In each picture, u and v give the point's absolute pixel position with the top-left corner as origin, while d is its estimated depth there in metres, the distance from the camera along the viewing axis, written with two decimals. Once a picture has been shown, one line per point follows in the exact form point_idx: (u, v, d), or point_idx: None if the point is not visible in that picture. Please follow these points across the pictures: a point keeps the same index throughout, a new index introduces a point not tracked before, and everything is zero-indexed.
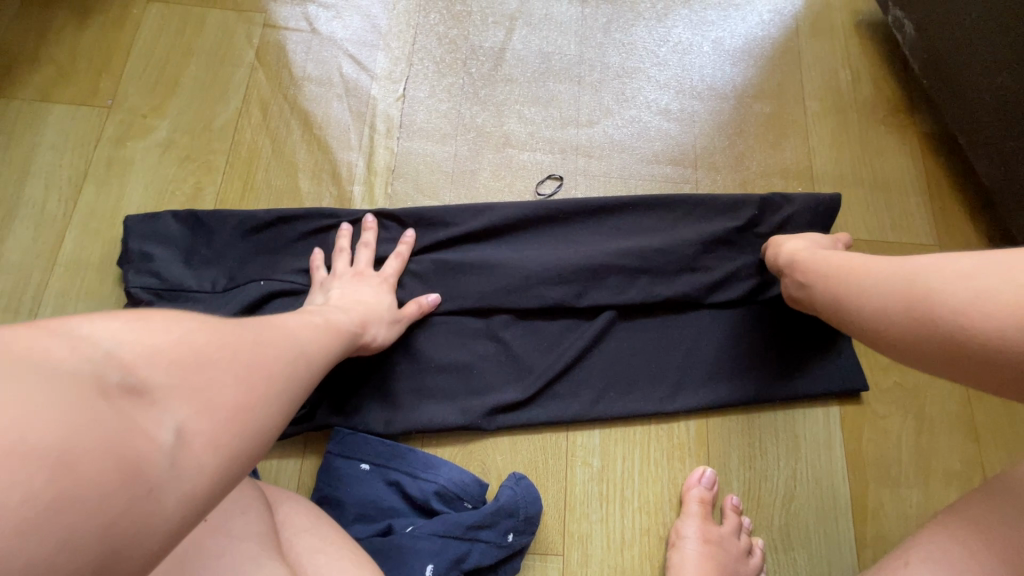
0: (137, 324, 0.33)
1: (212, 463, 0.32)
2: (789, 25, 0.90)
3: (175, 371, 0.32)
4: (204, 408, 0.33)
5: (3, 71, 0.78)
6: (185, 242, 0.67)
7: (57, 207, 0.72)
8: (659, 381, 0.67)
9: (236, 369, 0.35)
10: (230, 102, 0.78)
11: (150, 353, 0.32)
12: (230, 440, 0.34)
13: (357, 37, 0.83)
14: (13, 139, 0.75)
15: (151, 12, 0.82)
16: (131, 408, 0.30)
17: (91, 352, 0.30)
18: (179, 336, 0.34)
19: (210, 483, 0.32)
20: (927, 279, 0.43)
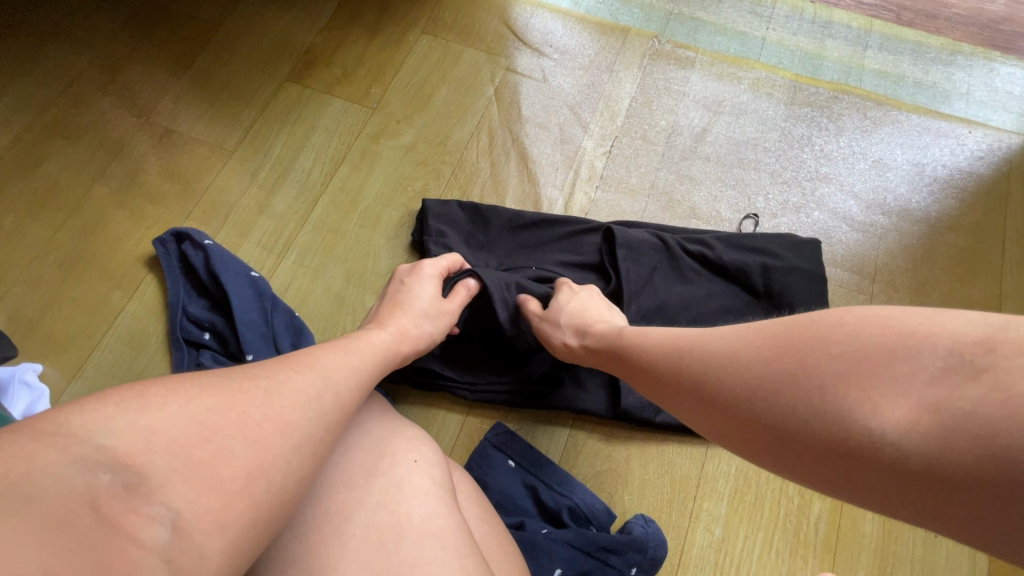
0: (137, 410, 0.38)
1: (221, 540, 0.37)
2: (1001, 166, 0.89)
3: (180, 450, 0.37)
4: (205, 489, 0.37)
5: (306, 67, 0.99)
6: (466, 226, 0.80)
7: (317, 178, 0.90)
8: None
9: (243, 434, 0.40)
10: (466, 125, 0.93)
11: (152, 441, 0.37)
12: (242, 505, 0.38)
13: (580, 93, 0.95)
14: (299, 118, 0.94)
15: (422, 42, 1.00)
16: (126, 506, 0.35)
17: (83, 453, 0.35)
18: (181, 417, 0.38)
19: (223, 560, 0.37)
20: (790, 346, 0.39)
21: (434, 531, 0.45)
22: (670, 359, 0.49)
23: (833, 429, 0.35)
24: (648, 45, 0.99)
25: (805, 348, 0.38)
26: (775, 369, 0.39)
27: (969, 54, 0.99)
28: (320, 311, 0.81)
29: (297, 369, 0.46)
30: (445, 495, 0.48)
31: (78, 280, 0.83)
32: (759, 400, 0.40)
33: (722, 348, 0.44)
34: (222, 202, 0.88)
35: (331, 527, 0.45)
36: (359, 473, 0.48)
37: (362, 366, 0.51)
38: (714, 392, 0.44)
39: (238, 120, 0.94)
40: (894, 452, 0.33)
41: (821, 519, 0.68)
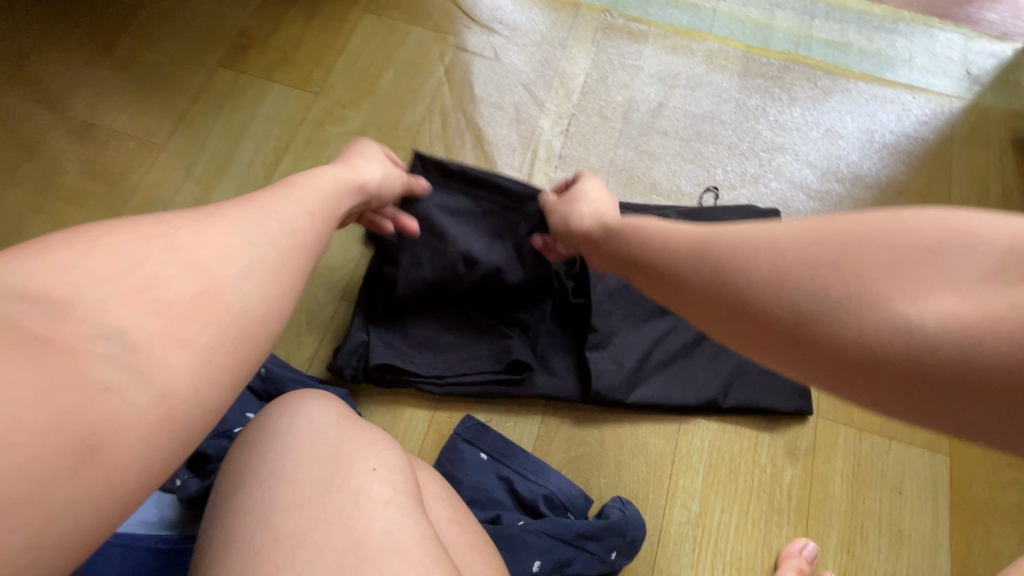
0: (67, 250, 0.32)
1: (188, 353, 0.33)
2: (944, 130, 0.92)
3: (107, 278, 0.32)
4: (156, 311, 0.33)
5: (240, 51, 0.92)
6: None
7: (260, 170, 0.84)
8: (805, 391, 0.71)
9: (181, 259, 0.35)
10: (417, 107, 0.89)
11: (82, 278, 0.32)
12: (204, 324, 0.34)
13: (534, 71, 0.92)
14: (236, 106, 0.88)
15: (365, 22, 0.94)
16: (59, 328, 0.30)
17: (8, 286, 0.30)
18: (101, 253, 0.33)
19: (197, 385, 0.33)
20: (832, 234, 0.32)
21: (398, 544, 0.42)
22: (689, 260, 0.39)
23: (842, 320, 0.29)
24: (600, 19, 0.96)
25: (851, 234, 0.31)
26: (799, 264, 0.32)
27: (910, 21, 1.01)
28: None
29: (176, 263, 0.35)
30: (410, 502, 0.46)
31: None
32: (765, 292, 0.33)
33: (741, 237, 0.37)
34: (156, 201, 0.81)
35: (283, 553, 0.41)
36: (314, 486, 0.44)
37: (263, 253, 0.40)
38: (706, 279, 0.37)
39: (167, 110, 0.87)
40: (925, 341, 0.27)
41: (794, 486, 0.69)
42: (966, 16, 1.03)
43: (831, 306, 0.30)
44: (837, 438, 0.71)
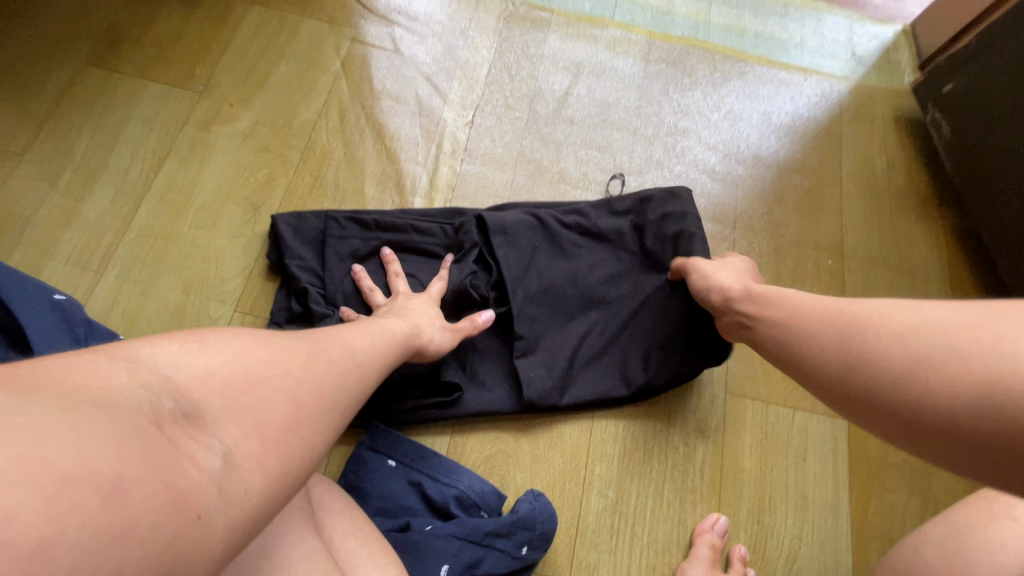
0: (191, 347, 0.33)
1: (264, 478, 0.32)
2: (834, 109, 0.96)
3: (225, 388, 0.32)
4: (253, 429, 0.32)
5: (111, 48, 0.84)
6: (324, 242, 0.72)
7: (138, 176, 0.77)
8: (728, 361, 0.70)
9: (285, 389, 0.35)
10: (313, 103, 0.84)
11: (202, 376, 0.32)
12: (286, 453, 0.34)
13: (436, 62, 0.89)
14: (108, 108, 0.80)
15: (253, 13, 0.88)
16: (185, 433, 0.30)
17: (149, 378, 0.30)
18: (232, 355, 0.34)
19: (258, 507, 0.32)
20: (948, 317, 0.38)
21: (282, 560, 0.42)
22: (835, 333, 0.45)
23: (948, 382, 0.35)
24: (503, 7, 0.95)
25: (963, 316, 0.37)
26: (913, 339, 0.39)
27: (800, 6, 1.05)
28: (156, 329, 0.70)
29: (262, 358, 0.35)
30: (303, 516, 0.46)
31: None
32: (881, 359, 0.40)
33: (874, 306, 0.44)
34: (15, 216, 0.73)
35: None
36: None
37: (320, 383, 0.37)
38: (850, 338, 0.43)
39: (25, 116, 0.78)
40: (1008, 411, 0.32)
41: (705, 463, 0.70)
42: None
43: (904, 368, 0.38)
44: (745, 413, 0.73)
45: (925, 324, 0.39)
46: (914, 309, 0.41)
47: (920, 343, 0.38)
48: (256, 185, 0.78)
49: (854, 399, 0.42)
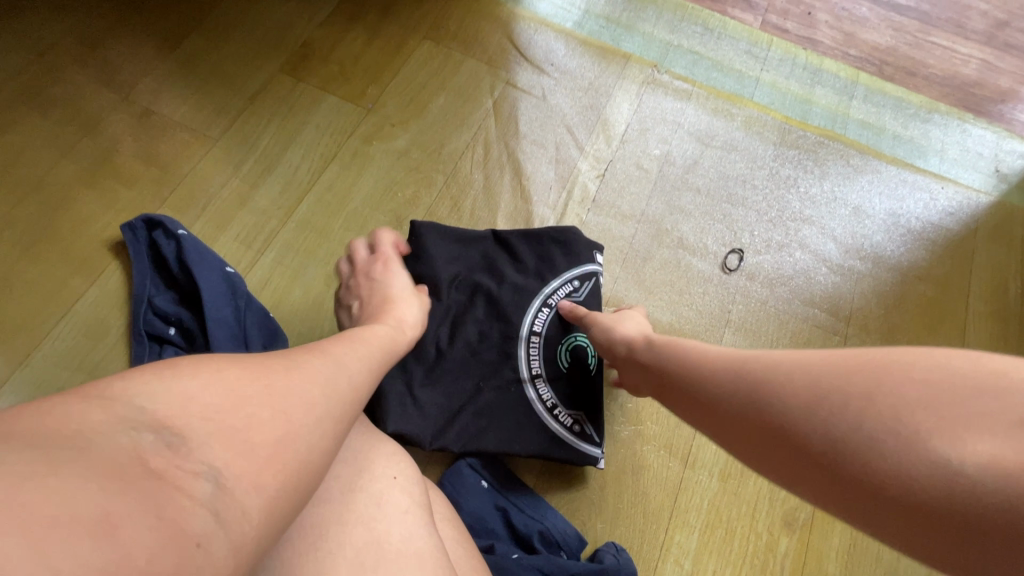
0: (202, 377, 0.35)
1: (259, 510, 0.33)
2: (969, 223, 0.94)
3: (216, 413, 0.34)
4: (242, 451, 0.34)
5: (302, 60, 0.96)
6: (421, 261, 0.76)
7: (305, 174, 0.87)
8: None
9: (276, 403, 0.37)
10: (462, 135, 0.92)
11: (182, 401, 0.34)
12: (275, 474, 0.35)
13: (579, 114, 0.95)
14: (290, 112, 0.91)
15: (424, 47, 0.98)
16: (171, 463, 0.31)
17: (128, 414, 0.32)
18: (220, 387, 0.35)
19: (261, 530, 0.33)
20: (872, 368, 0.38)
21: (413, 551, 0.45)
22: (726, 381, 0.48)
23: (892, 466, 0.35)
24: (648, 73, 1.00)
25: (879, 371, 0.38)
26: (839, 410, 0.38)
27: (944, 113, 1.04)
28: (297, 312, 0.78)
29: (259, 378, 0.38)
30: (422, 514, 0.49)
31: (36, 261, 0.77)
32: (806, 426, 0.40)
33: (779, 361, 0.45)
34: (202, 192, 0.84)
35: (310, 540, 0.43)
36: (337, 486, 0.47)
37: (326, 402, 0.40)
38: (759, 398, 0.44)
39: (225, 108, 0.91)
40: (965, 485, 0.32)
41: (788, 556, 0.69)
42: (997, 114, 1.06)
43: (846, 446, 0.37)
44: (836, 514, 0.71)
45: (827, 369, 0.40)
46: (798, 357, 0.43)
47: (836, 391, 0.39)
48: (403, 200, 0.86)
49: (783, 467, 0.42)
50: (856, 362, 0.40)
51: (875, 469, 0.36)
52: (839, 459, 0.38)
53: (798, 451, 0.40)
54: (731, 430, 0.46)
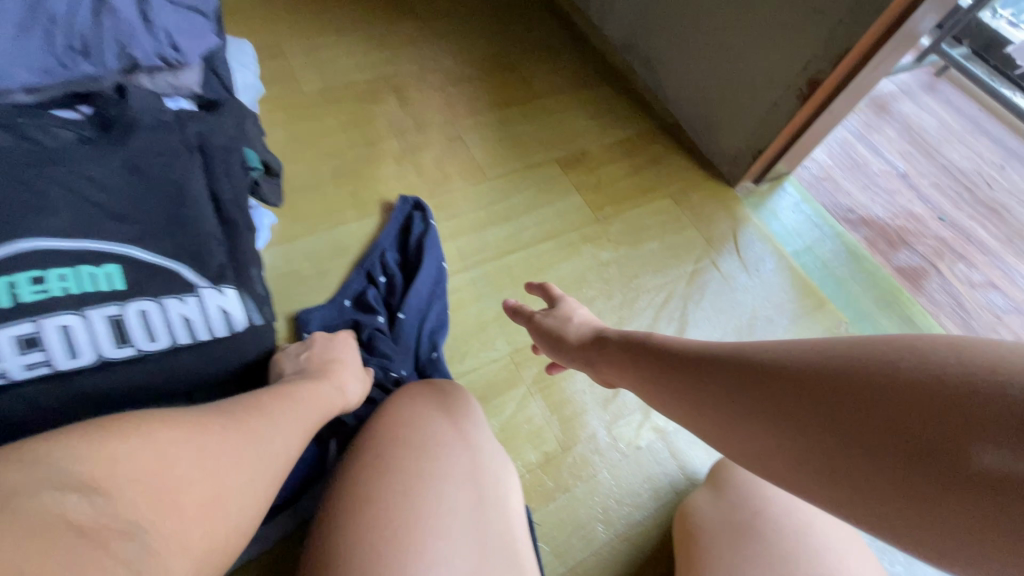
0: (156, 437, 0.44)
1: (249, 491, 0.48)
2: None
3: (142, 472, 0.41)
4: (225, 467, 0.47)
5: (575, 160, 1.19)
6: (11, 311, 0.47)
7: (529, 236, 1.05)
8: (27, 190, 0.50)
9: (224, 433, 0.49)
10: (655, 278, 1.06)
11: (147, 452, 0.42)
12: (235, 506, 0.46)
13: (756, 322, 1.06)
14: (547, 188, 1.13)
15: (662, 201, 1.17)
16: (110, 518, 0.38)
17: (51, 475, 0.38)
18: (171, 449, 0.44)
19: (256, 502, 0.49)
20: (870, 341, 0.40)
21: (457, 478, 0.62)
22: (730, 358, 0.48)
23: (863, 411, 0.36)
24: (835, 324, 1.10)
25: (875, 350, 0.38)
26: (833, 366, 0.40)
27: None
28: (462, 324, 0.92)
29: (220, 428, 0.49)
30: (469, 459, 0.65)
31: (336, 186, 1.03)
32: (785, 368, 0.43)
33: (783, 344, 0.45)
34: (455, 206, 1.06)
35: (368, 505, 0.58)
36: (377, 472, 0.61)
37: (279, 429, 0.54)
38: (762, 360, 0.45)
39: (508, 161, 1.16)
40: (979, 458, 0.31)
41: None
42: None
43: (836, 394, 0.38)
44: None
45: (815, 358, 0.41)
46: (791, 344, 0.45)
47: (830, 359, 0.40)
48: (584, 296, 1.00)
49: (771, 431, 0.42)
50: (831, 344, 0.42)
51: (835, 400, 0.38)
52: (814, 396, 0.40)
53: (808, 396, 0.40)
54: (722, 414, 0.47)
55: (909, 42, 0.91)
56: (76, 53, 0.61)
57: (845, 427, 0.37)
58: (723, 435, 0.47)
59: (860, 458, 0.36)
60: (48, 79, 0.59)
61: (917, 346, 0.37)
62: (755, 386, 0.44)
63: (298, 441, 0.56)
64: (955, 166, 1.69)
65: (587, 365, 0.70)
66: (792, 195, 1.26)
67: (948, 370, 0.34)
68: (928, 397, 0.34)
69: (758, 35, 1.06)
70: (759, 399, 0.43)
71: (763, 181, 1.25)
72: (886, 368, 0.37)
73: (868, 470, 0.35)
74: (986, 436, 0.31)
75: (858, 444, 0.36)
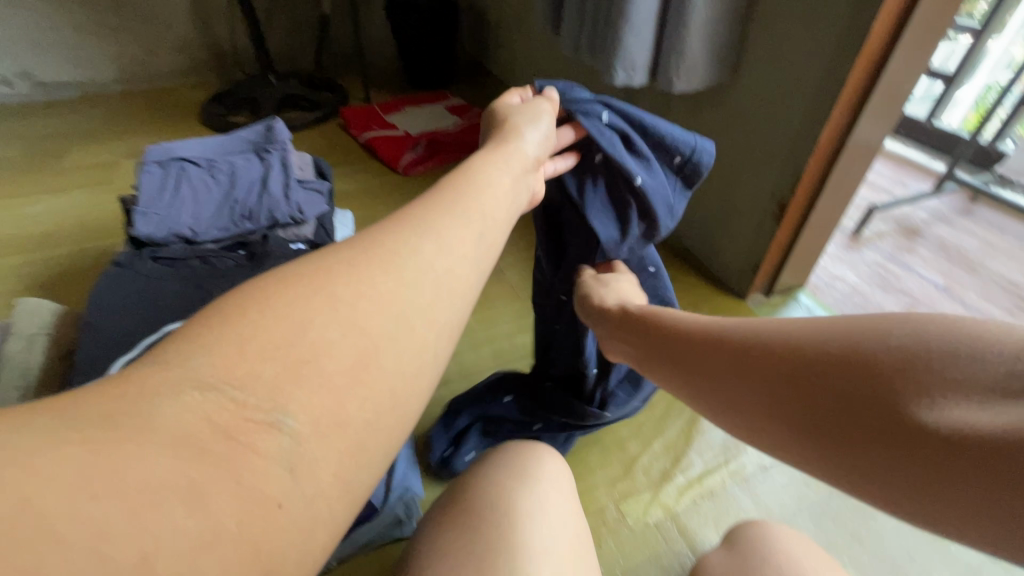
0: (264, 311, 0.33)
1: (407, 385, 0.36)
2: None
3: (260, 365, 0.31)
4: (385, 355, 0.35)
5: None
6: None
7: None
8: (203, 292, 0.86)
9: (353, 293, 0.36)
10: None
11: (240, 355, 0.31)
12: (386, 380, 0.35)
13: None
14: None
15: None
16: (249, 427, 0.29)
17: (192, 374, 0.30)
18: (269, 317, 0.33)
19: (411, 385, 0.36)
20: (868, 318, 0.39)
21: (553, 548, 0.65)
22: (724, 336, 0.49)
23: (859, 388, 0.36)
24: None
25: (861, 327, 0.39)
26: (829, 343, 0.39)
27: None
28: None
29: (359, 266, 0.38)
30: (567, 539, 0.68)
31: None
32: (777, 344, 0.43)
33: (772, 324, 0.46)
34: (492, 320, 1.31)
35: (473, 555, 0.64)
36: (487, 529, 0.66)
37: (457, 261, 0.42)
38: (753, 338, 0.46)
39: None
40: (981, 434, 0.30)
41: None
42: None
43: (827, 370, 0.38)
44: None
45: (809, 333, 0.42)
46: (783, 322, 0.45)
47: (823, 340, 0.40)
48: None
49: (773, 412, 0.42)
50: (826, 323, 0.42)
51: (825, 374, 0.39)
52: (811, 374, 0.39)
53: (804, 369, 0.40)
54: (715, 394, 0.48)
55: (857, 155, 1.13)
56: (243, 218, 1.00)
57: (836, 408, 0.37)
58: (722, 412, 0.48)
59: (853, 435, 0.36)
60: (225, 234, 0.99)
61: (905, 320, 0.37)
62: (745, 362, 0.45)
63: (466, 257, 0.43)
64: (1006, 277, 1.68)
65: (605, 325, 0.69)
66: (804, 304, 1.37)
67: (943, 349, 0.34)
68: (907, 360, 0.35)
69: (734, 175, 1.31)
70: (752, 379, 0.44)
71: (773, 293, 1.38)
72: (872, 347, 0.37)
73: (852, 436, 0.36)
74: (958, 394, 0.32)
75: (846, 420, 0.37)
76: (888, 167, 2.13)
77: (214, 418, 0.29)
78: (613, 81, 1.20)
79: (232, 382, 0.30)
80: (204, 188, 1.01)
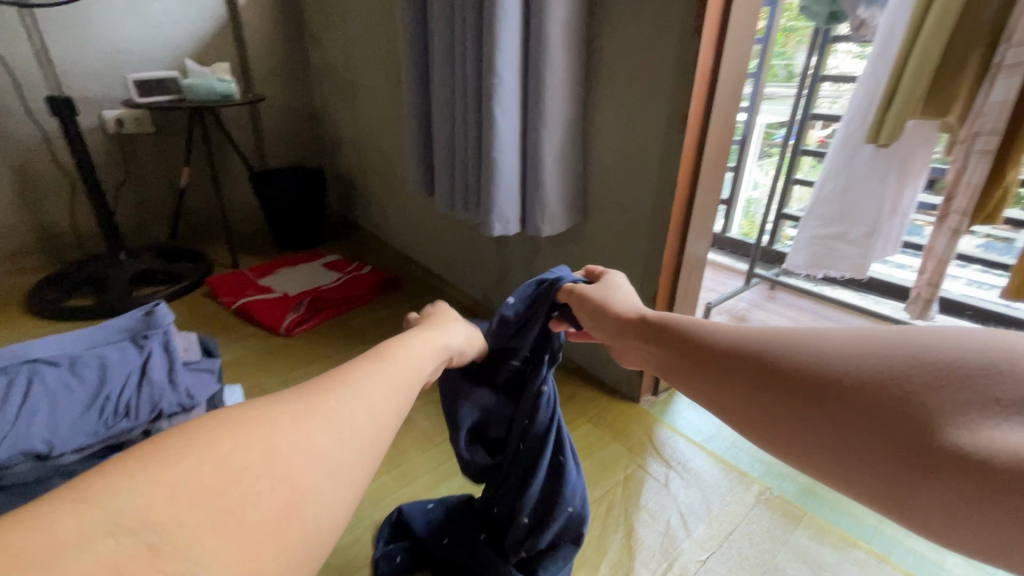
0: (197, 454, 0.35)
1: (331, 517, 0.39)
2: None
3: (189, 505, 0.33)
4: (311, 489, 0.38)
5: None
6: None
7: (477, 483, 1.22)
8: None
9: (285, 434, 0.40)
10: (594, 489, 1.22)
11: (173, 490, 0.33)
12: (312, 513, 0.38)
13: (692, 506, 1.18)
14: None
15: (582, 427, 1.41)
16: (159, 565, 0.30)
17: (104, 518, 0.31)
18: (200, 459, 0.35)
19: (335, 517, 0.40)
20: (917, 339, 0.43)
21: None
22: (756, 343, 0.52)
23: (894, 398, 0.40)
24: (761, 490, 1.22)
25: (902, 346, 0.42)
26: (871, 358, 0.43)
27: None
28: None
29: (291, 412, 0.42)
30: None
31: None
32: (812, 351, 0.47)
33: (809, 333, 0.49)
34: (410, 473, 1.25)
35: None
36: None
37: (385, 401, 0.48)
38: (797, 347, 0.48)
39: None
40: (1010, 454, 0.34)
41: None
42: None
43: (867, 379, 0.42)
44: None
45: (847, 347, 0.45)
46: (824, 334, 0.48)
47: (864, 355, 0.43)
48: None
49: (788, 406, 0.46)
50: (873, 338, 0.45)
51: (858, 384, 0.42)
52: (843, 385, 0.43)
53: (838, 376, 0.44)
54: (741, 397, 0.51)
55: (690, 267, 1.40)
56: (116, 416, 0.87)
57: (864, 422, 0.41)
58: (740, 413, 0.51)
59: (880, 442, 0.40)
60: (91, 440, 0.84)
61: (955, 344, 0.41)
62: (782, 366, 0.48)
63: (392, 404, 0.49)
64: None
65: (627, 342, 0.71)
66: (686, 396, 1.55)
67: (996, 384, 0.37)
68: (951, 390, 0.38)
69: None
70: (778, 385, 0.48)
71: (660, 391, 1.55)
72: (916, 370, 0.40)
73: (875, 444, 0.40)
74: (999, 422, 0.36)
75: (869, 427, 0.40)
76: (710, 271, 2.62)
77: (125, 567, 0.29)
78: (492, 232, 1.39)
79: (155, 525, 0.31)
80: (62, 390, 0.87)
